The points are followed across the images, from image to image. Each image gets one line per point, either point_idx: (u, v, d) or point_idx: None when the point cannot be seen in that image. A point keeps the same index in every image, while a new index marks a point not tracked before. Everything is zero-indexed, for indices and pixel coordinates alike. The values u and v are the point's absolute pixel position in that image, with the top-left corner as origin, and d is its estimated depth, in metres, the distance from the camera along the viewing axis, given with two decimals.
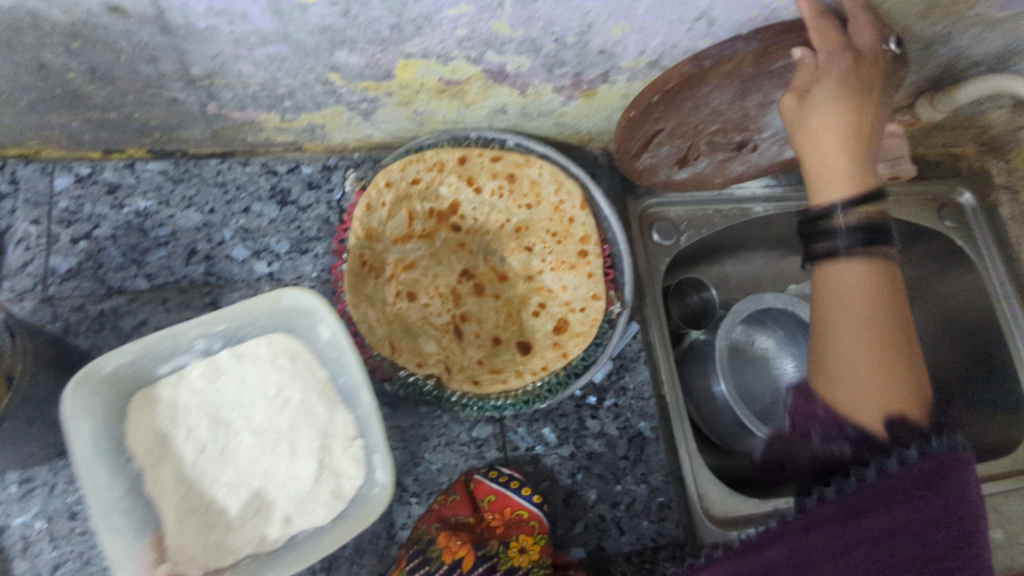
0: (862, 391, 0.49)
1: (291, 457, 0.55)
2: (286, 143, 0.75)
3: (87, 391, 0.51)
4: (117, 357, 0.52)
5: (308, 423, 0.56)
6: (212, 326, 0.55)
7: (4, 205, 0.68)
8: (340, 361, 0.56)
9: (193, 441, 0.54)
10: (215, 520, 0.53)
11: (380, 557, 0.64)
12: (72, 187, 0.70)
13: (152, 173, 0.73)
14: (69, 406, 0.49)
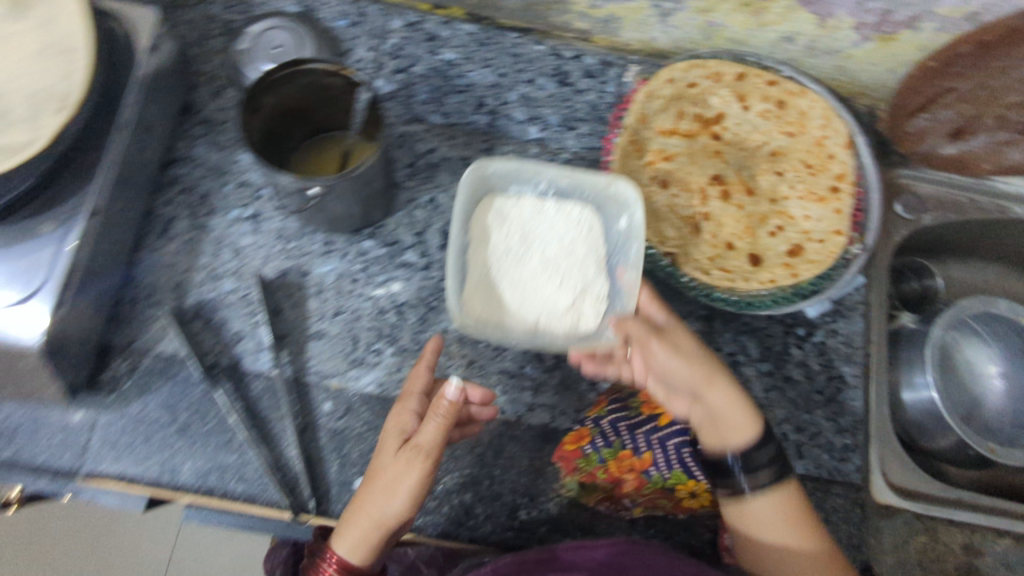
0: (740, 417, 0.61)
1: (558, 285, 0.67)
2: (579, 32, 0.81)
3: (477, 175, 0.68)
4: (502, 165, 0.69)
5: (580, 271, 0.68)
6: (563, 174, 0.70)
7: (350, 32, 0.81)
8: (623, 245, 0.69)
9: (506, 241, 0.68)
10: (500, 295, 0.66)
11: (580, 396, 0.71)
12: (401, 29, 0.81)
13: (463, 33, 0.81)
14: (470, 173, 0.67)
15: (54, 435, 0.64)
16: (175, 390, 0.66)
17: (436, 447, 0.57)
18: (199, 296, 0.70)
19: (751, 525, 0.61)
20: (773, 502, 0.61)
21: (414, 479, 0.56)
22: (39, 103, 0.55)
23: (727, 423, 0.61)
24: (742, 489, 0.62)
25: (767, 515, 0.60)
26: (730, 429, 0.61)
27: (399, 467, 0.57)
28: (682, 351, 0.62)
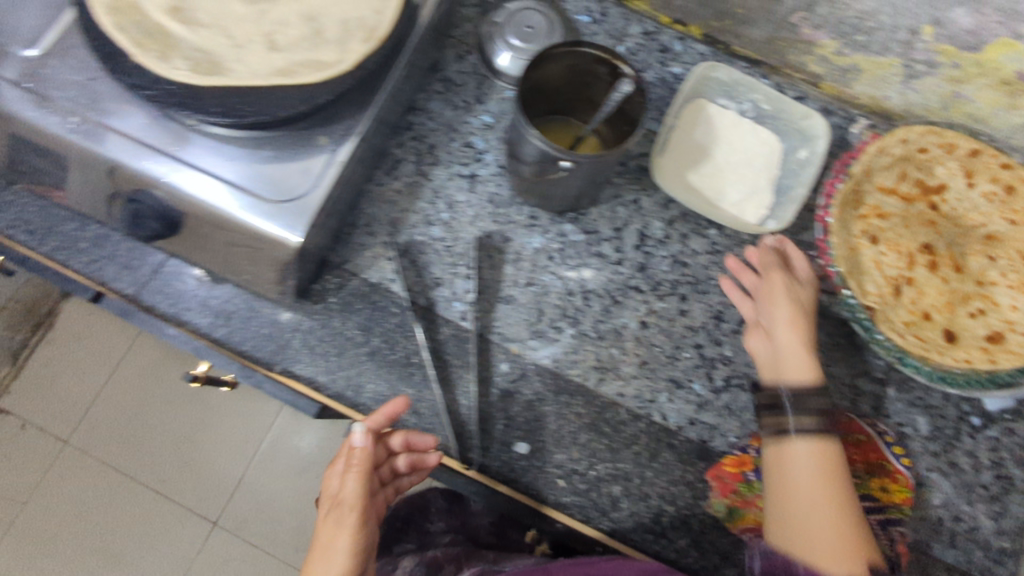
0: (803, 360, 0.66)
1: (737, 181, 0.77)
2: (811, 74, 0.82)
3: (704, 73, 0.78)
4: (723, 73, 0.79)
5: (757, 179, 0.77)
6: (767, 99, 0.79)
7: (591, 28, 0.84)
8: (800, 168, 0.77)
9: (708, 132, 0.78)
10: (690, 168, 0.78)
11: (742, 424, 0.72)
12: (639, 36, 0.84)
13: (696, 52, 0.84)
14: (699, 70, 0.77)
15: (264, 327, 0.71)
16: (374, 316, 0.72)
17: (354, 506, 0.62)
18: (410, 235, 0.75)
19: (786, 471, 0.62)
20: (813, 452, 0.62)
21: (353, 531, 0.60)
22: (351, 31, 0.62)
23: (783, 355, 0.67)
24: (788, 424, 0.64)
25: (782, 353, 0.67)
26: (789, 367, 0.66)
27: (347, 512, 0.61)
28: (796, 305, 0.69)
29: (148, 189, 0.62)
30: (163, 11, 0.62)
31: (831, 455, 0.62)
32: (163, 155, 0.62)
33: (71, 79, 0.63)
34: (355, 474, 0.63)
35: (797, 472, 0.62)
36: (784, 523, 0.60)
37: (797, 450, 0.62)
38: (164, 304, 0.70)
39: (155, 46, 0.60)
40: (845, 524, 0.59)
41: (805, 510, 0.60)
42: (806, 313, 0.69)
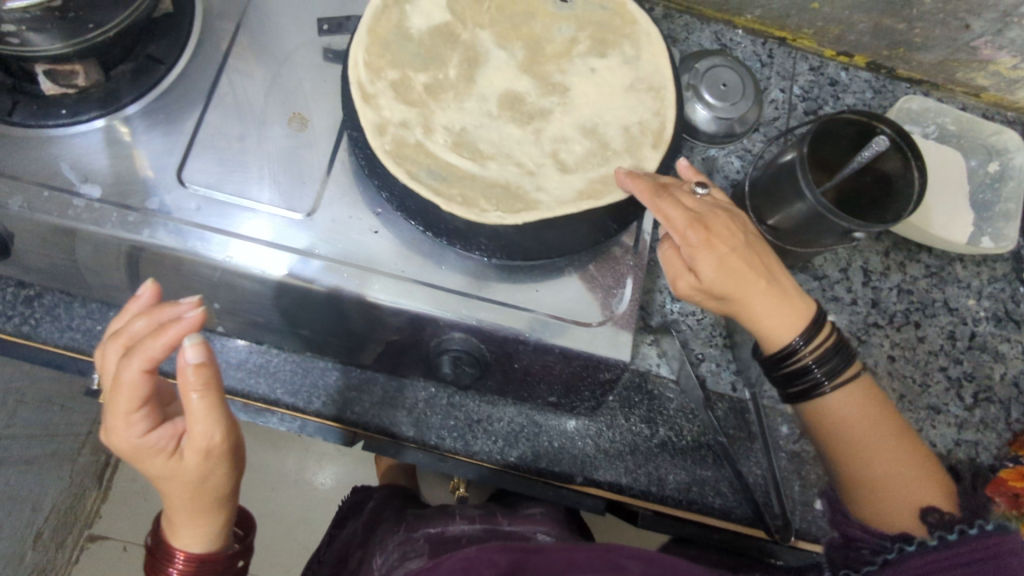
0: (867, 421, 0.61)
1: (945, 201, 0.81)
2: (975, 88, 0.86)
3: (902, 107, 0.83)
4: (918, 104, 0.83)
5: (961, 197, 0.81)
6: (957, 121, 0.83)
7: (764, 72, 0.85)
8: (996, 184, 0.82)
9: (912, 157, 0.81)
10: None
11: (999, 435, 0.76)
12: (808, 72, 0.86)
13: (863, 80, 0.87)
14: (899, 106, 0.82)
15: (556, 441, 0.70)
16: (654, 406, 0.72)
17: (732, 276, 0.57)
18: (663, 314, 0.75)
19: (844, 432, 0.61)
20: (854, 397, 0.61)
21: (839, 402, 0.61)
22: (638, 138, 0.61)
23: (841, 408, 0.61)
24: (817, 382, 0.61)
25: (849, 410, 0.61)
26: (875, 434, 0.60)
27: (756, 290, 0.59)
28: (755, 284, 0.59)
29: (460, 335, 0.60)
30: (446, 148, 0.58)
31: (856, 381, 0.62)
32: (473, 298, 0.60)
33: (354, 237, 0.60)
34: (743, 250, 0.58)
35: (848, 415, 0.61)
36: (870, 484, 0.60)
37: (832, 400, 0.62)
38: (453, 438, 0.68)
39: (455, 187, 0.57)
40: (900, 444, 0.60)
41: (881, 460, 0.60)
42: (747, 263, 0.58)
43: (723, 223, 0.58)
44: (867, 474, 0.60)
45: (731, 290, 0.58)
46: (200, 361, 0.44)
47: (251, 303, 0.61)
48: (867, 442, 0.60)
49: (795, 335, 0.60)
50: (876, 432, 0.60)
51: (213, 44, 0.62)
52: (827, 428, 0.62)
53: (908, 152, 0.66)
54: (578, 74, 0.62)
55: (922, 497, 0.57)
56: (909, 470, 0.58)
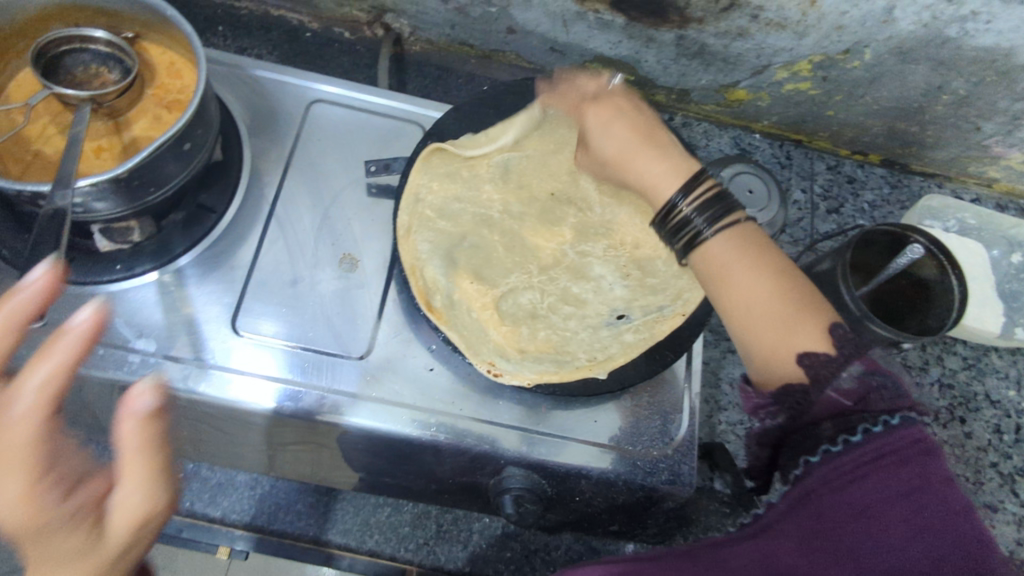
0: (737, 253, 0.47)
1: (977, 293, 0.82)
2: (987, 179, 0.89)
3: (926, 205, 0.85)
4: (940, 200, 0.85)
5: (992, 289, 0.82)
6: (977, 215, 0.85)
7: (785, 174, 0.89)
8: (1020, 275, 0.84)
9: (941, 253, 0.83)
10: None
11: None
12: (826, 172, 0.90)
13: (878, 176, 0.90)
14: (923, 204, 0.85)
15: None
16: (711, 522, 0.70)
17: (619, 143, 0.55)
18: (711, 425, 0.74)
19: (723, 277, 0.47)
20: (729, 243, 0.48)
21: (718, 247, 0.47)
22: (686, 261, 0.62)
23: (707, 259, 0.48)
24: (696, 224, 0.48)
25: (730, 258, 0.47)
26: (738, 272, 0.46)
27: (639, 154, 0.53)
28: (620, 116, 0.56)
29: (521, 472, 0.58)
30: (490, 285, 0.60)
31: (749, 225, 0.48)
32: (532, 433, 0.59)
33: (409, 376, 0.59)
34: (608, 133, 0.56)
35: (720, 264, 0.47)
36: (756, 356, 0.46)
37: (714, 244, 0.47)
38: (510, 570, 0.66)
39: (524, 324, 0.60)
40: (783, 286, 0.45)
41: (755, 299, 0.45)
42: (648, 128, 0.55)
43: (595, 109, 0.57)
44: (743, 325, 0.46)
45: (625, 164, 0.55)
46: (155, 409, 0.34)
47: (298, 446, 0.60)
48: (734, 287, 0.46)
49: (676, 189, 0.50)
50: (757, 288, 0.45)
51: (262, 189, 0.64)
52: (715, 283, 0.48)
53: (944, 261, 0.68)
54: (621, 201, 0.65)
55: (800, 341, 0.43)
56: (787, 297, 0.45)
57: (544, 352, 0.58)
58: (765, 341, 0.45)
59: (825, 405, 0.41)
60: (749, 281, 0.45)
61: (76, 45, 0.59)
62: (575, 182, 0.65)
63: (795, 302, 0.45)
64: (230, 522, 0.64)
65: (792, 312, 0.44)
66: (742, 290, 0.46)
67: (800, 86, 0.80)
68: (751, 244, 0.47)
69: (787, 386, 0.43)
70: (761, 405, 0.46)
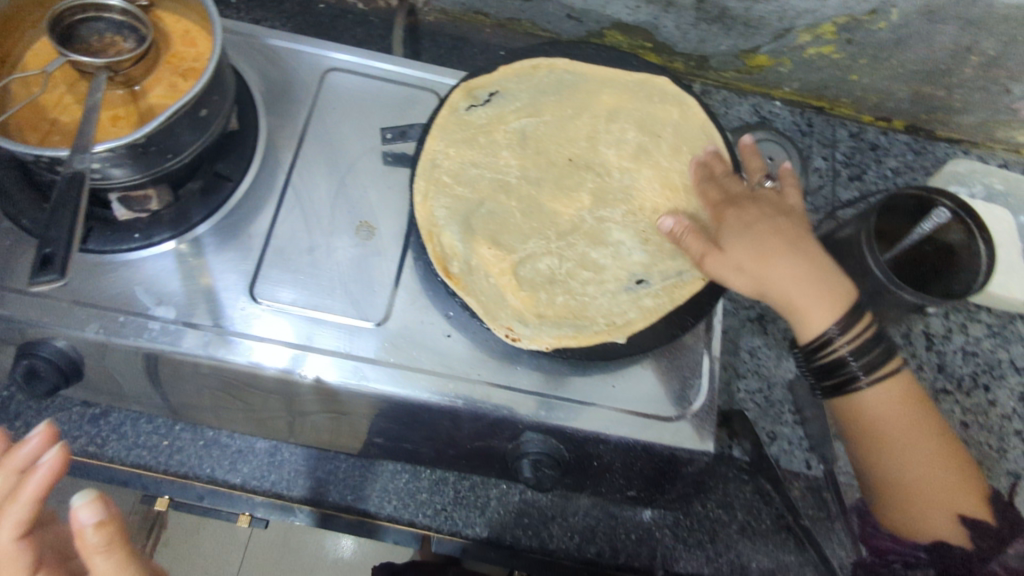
0: (898, 416, 0.59)
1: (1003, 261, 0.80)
2: (1015, 145, 0.87)
3: (950, 172, 0.83)
4: (965, 165, 0.83)
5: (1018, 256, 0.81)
6: (1002, 180, 0.83)
7: (806, 141, 0.87)
8: None
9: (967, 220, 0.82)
10: None
11: None
12: (848, 138, 0.88)
13: (903, 143, 0.88)
14: (947, 170, 0.83)
15: (633, 533, 0.67)
16: (729, 489, 0.70)
17: (747, 248, 0.59)
18: (730, 393, 0.74)
19: (859, 418, 0.60)
20: (881, 397, 0.59)
21: (876, 395, 0.59)
22: (706, 227, 0.61)
23: (874, 406, 0.59)
24: (837, 347, 0.58)
25: (882, 404, 0.59)
26: (871, 392, 0.59)
27: (778, 257, 0.59)
28: (758, 239, 0.59)
29: (539, 437, 0.58)
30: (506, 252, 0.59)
31: (905, 378, 0.60)
32: (550, 398, 0.58)
33: (427, 342, 0.59)
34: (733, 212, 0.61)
35: (873, 413, 0.59)
36: (900, 488, 0.59)
37: (869, 393, 0.59)
38: (528, 536, 0.66)
39: (541, 291, 0.59)
40: (942, 440, 0.60)
41: (896, 467, 0.59)
42: (770, 236, 0.60)
43: (733, 219, 0.60)
44: (888, 476, 0.60)
45: (763, 277, 0.59)
46: (97, 522, 0.38)
47: (317, 412, 0.61)
48: (899, 445, 0.59)
49: (832, 320, 0.58)
50: (907, 417, 0.59)
51: (278, 158, 0.64)
52: (858, 422, 0.60)
53: (972, 226, 0.66)
54: (640, 166, 0.64)
55: (961, 506, 0.57)
56: (907, 421, 0.59)
57: (563, 317, 0.58)
58: (903, 486, 0.59)
59: (984, 571, 0.54)
60: (903, 424, 0.59)
61: (91, 13, 0.58)
62: (593, 147, 0.64)
63: (942, 473, 0.59)
64: (251, 488, 0.65)
65: (935, 446, 0.59)
66: (867, 439, 0.60)
67: (823, 50, 0.78)
68: (912, 394, 0.60)
69: (940, 540, 0.57)
70: (893, 536, 0.60)
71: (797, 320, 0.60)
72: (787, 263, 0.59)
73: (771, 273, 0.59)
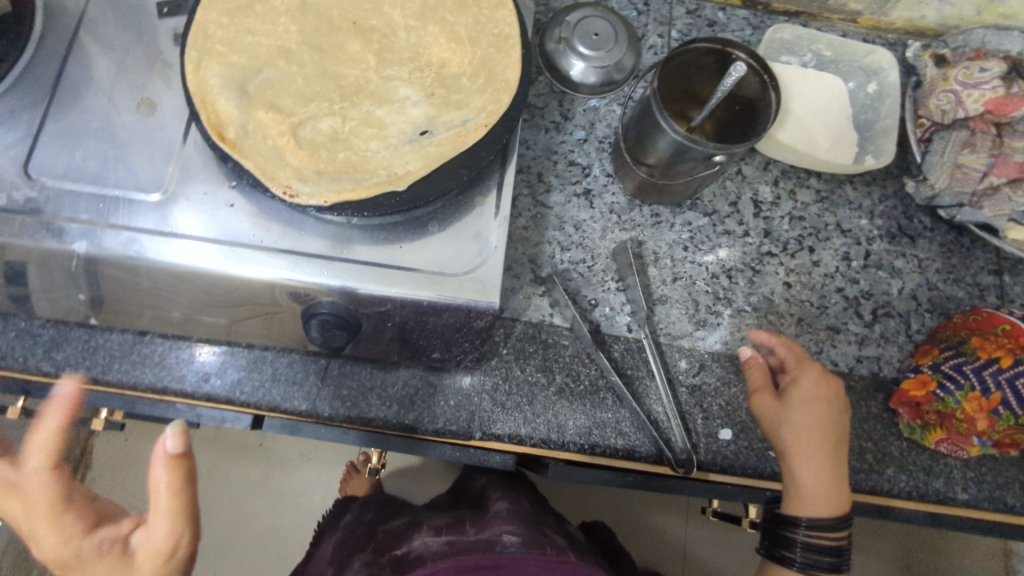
0: (814, 442, 0.64)
1: (829, 126, 0.81)
2: (850, 13, 0.88)
3: (774, 43, 0.84)
4: (790, 32, 0.84)
5: (844, 118, 0.82)
6: (828, 46, 0.85)
7: (641, 19, 0.86)
8: (870, 109, 0.84)
9: (797, 85, 0.82)
10: (794, 122, 0.80)
11: (902, 346, 0.78)
12: (685, 16, 0.87)
13: (741, 18, 0.88)
14: (768, 41, 0.83)
15: (451, 399, 0.68)
16: (549, 354, 0.71)
17: (805, 421, 0.65)
18: (553, 265, 0.75)
19: (806, 497, 0.64)
20: (824, 491, 0.64)
21: (802, 470, 0.64)
22: (488, 86, 0.61)
23: (795, 485, 0.65)
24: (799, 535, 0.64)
25: (813, 486, 0.64)
26: (812, 501, 0.64)
27: (801, 450, 0.64)
28: (800, 411, 0.65)
29: (328, 298, 0.59)
30: (274, 116, 0.58)
31: (832, 476, 0.64)
32: (334, 261, 0.59)
33: (207, 210, 0.59)
34: (824, 390, 0.66)
35: (811, 490, 0.64)
36: (796, 506, 0.65)
37: (804, 478, 0.64)
38: (345, 407, 0.67)
39: (323, 148, 0.58)
40: (835, 479, 0.65)
41: (820, 479, 0.64)
42: (823, 426, 0.65)
43: (769, 398, 0.67)
44: (808, 500, 0.64)
45: (806, 430, 0.64)
46: (179, 454, 0.49)
47: (128, 294, 0.62)
48: (825, 489, 0.64)
49: (811, 514, 0.64)
50: (823, 488, 0.64)
51: (57, 36, 0.63)
52: (791, 496, 0.65)
53: (763, 74, 0.67)
54: (425, 24, 0.64)
55: (841, 506, 0.64)
56: (826, 487, 0.64)
57: (344, 172, 0.57)
58: (825, 496, 0.64)
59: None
60: (828, 474, 0.64)
61: None
62: (378, 11, 0.64)
63: (839, 497, 0.64)
64: (66, 374, 0.66)
65: (832, 490, 0.64)
66: (807, 468, 0.64)
67: None
68: (823, 446, 0.64)
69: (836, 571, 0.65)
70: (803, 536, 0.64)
71: (784, 467, 0.66)
72: (808, 458, 0.64)
73: (784, 453, 0.65)
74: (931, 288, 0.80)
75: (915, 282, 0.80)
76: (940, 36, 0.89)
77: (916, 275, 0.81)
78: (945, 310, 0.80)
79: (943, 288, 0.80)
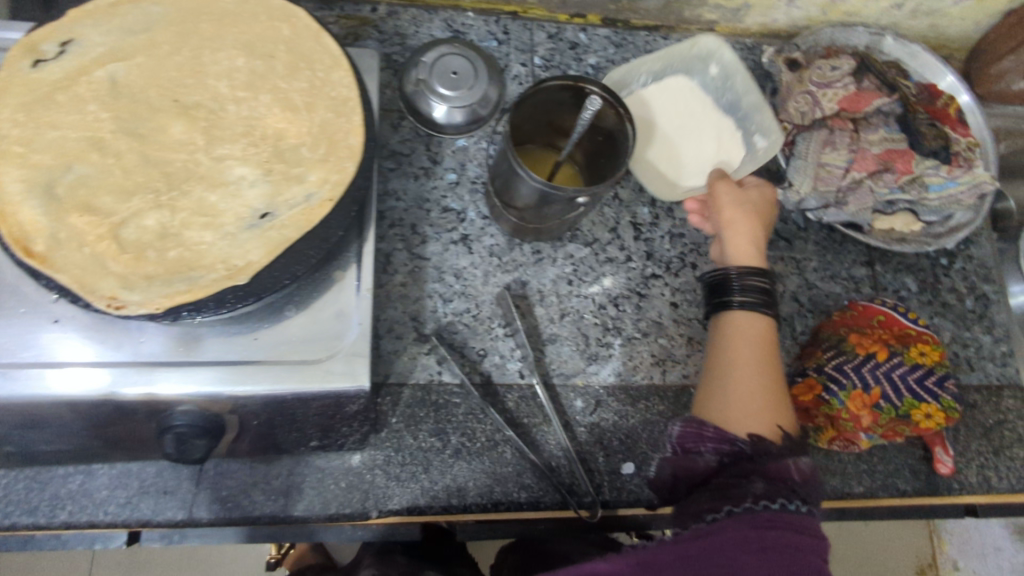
0: (741, 249, 0.71)
1: (709, 146, 0.79)
2: (707, 23, 0.88)
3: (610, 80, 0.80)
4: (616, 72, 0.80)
5: (716, 127, 0.80)
6: (656, 59, 0.80)
7: (502, 49, 0.84)
8: (728, 92, 0.81)
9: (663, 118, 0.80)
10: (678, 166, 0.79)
11: (789, 350, 0.80)
12: (547, 41, 0.86)
13: (602, 37, 0.88)
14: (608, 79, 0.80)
15: (342, 480, 0.67)
16: (442, 415, 0.70)
17: (737, 219, 0.72)
18: (436, 320, 0.73)
19: (728, 341, 0.68)
20: (739, 335, 0.68)
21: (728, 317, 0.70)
22: (328, 154, 0.57)
23: (724, 329, 0.69)
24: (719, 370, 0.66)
25: (740, 325, 0.68)
26: (733, 332, 0.68)
27: (737, 230, 0.72)
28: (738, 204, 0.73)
29: (181, 408, 0.55)
30: (88, 218, 0.52)
31: (755, 329, 0.68)
32: (179, 365, 0.54)
33: (28, 331, 0.53)
34: (756, 231, 0.72)
35: (737, 331, 0.68)
36: (718, 369, 0.66)
37: (735, 317, 0.69)
38: (228, 509, 0.65)
39: (150, 248, 0.53)
40: (760, 330, 0.68)
41: (741, 319, 0.68)
42: (751, 223, 0.73)
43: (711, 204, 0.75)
44: (726, 364, 0.66)
45: (738, 233, 0.72)
46: None
47: None
48: (747, 337, 0.67)
49: (733, 344, 0.67)
50: (745, 336, 0.67)
51: None
52: (717, 347, 0.68)
53: (619, 105, 0.65)
54: (255, 94, 0.59)
55: (764, 367, 0.65)
56: (751, 337, 0.67)
57: (176, 273, 0.52)
58: (747, 340, 0.67)
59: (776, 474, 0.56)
60: (751, 324, 0.68)
61: None
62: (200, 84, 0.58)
63: (758, 352, 0.66)
64: None
65: (755, 346, 0.67)
66: (729, 327, 0.69)
67: None
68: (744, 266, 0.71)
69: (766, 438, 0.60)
70: (717, 441, 0.60)
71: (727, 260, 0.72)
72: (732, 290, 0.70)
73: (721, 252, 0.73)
74: (810, 288, 0.83)
75: (795, 284, 0.83)
76: (793, 36, 0.91)
77: (796, 277, 0.83)
78: (825, 307, 0.83)
79: (821, 286, 0.83)
